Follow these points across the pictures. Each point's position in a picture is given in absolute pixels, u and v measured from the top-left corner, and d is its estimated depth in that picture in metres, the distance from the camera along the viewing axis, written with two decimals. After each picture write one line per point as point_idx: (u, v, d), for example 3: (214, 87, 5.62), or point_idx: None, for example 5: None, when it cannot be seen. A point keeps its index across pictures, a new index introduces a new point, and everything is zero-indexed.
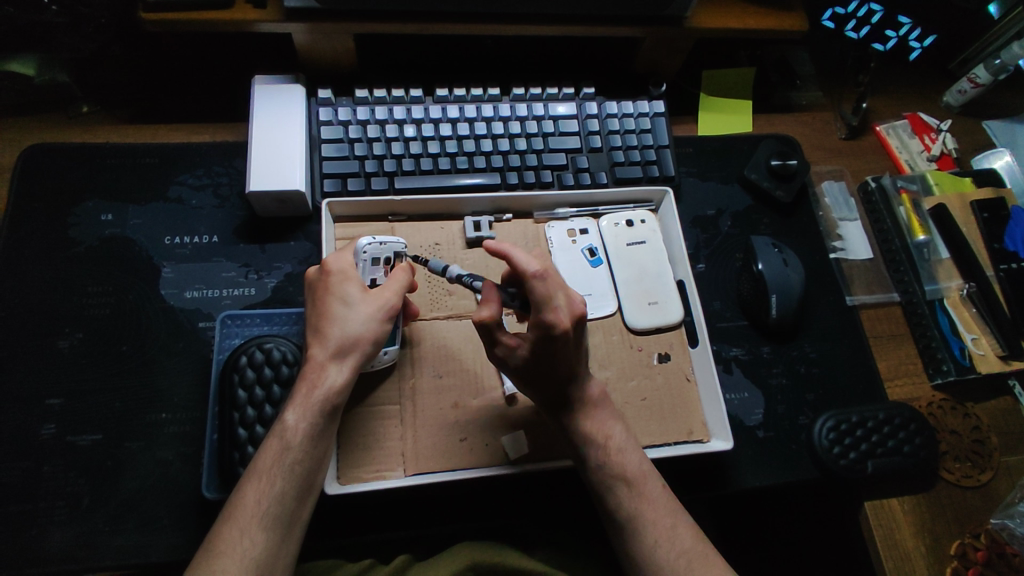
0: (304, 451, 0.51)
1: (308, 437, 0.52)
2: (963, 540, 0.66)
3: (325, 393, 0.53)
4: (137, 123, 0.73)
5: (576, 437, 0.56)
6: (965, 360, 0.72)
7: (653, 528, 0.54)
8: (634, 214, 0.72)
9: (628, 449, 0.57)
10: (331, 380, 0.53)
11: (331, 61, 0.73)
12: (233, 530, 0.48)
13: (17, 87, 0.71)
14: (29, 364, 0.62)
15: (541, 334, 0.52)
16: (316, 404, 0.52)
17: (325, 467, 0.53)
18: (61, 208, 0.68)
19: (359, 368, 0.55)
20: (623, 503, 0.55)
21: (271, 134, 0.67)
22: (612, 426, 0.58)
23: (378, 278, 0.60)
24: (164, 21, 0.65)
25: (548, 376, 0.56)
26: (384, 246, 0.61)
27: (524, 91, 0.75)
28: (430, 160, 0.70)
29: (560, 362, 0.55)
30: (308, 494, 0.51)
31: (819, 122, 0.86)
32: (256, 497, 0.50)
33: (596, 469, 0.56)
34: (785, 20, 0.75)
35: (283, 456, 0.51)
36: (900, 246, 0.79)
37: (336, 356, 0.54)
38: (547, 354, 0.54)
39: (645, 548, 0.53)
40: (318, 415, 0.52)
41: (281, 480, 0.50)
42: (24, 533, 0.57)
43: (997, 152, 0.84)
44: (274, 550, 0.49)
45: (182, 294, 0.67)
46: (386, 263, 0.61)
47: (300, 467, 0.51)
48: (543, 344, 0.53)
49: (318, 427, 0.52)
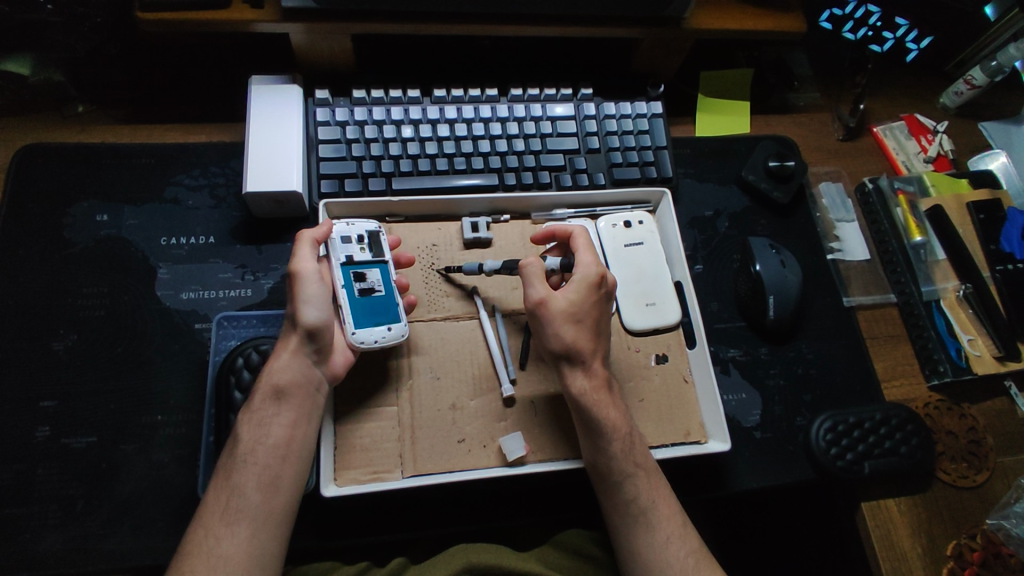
0: (254, 439, 0.53)
1: (256, 426, 0.54)
2: (959, 540, 0.66)
3: (266, 378, 0.55)
4: (132, 123, 0.72)
5: (594, 432, 0.56)
6: (962, 361, 0.73)
7: (666, 524, 0.56)
8: (632, 215, 0.72)
9: (638, 445, 0.58)
10: (272, 366, 0.56)
11: (328, 61, 0.73)
12: (199, 529, 0.50)
13: (13, 87, 0.70)
14: (24, 365, 0.62)
15: (587, 271, 0.59)
16: (263, 389, 0.55)
17: (296, 462, 0.54)
18: (56, 209, 0.68)
19: (297, 351, 0.56)
20: (641, 492, 0.56)
21: (267, 135, 0.67)
22: (620, 420, 0.58)
23: (353, 253, 0.61)
24: (160, 20, 0.64)
25: (585, 324, 0.58)
26: (353, 226, 0.62)
27: (522, 92, 0.75)
28: (427, 160, 0.70)
29: (593, 310, 0.59)
30: (273, 487, 0.52)
31: (816, 123, 0.86)
32: (215, 494, 0.52)
33: (618, 457, 0.56)
34: (782, 22, 0.75)
35: (234, 449, 0.53)
36: (897, 246, 0.79)
37: (281, 344, 0.57)
38: (585, 292, 0.58)
39: (660, 546, 0.55)
40: (262, 401, 0.55)
41: (237, 475, 0.52)
42: (18, 536, 0.56)
43: (993, 153, 0.85)
44: (244, 547, 0.49)
45: (178, 295, 0.67)
46: (359, 240, 0.62)
47: (258, 460, 0.52)
48: (585, 281, 0.59)
49: (265, 414, 0.54)
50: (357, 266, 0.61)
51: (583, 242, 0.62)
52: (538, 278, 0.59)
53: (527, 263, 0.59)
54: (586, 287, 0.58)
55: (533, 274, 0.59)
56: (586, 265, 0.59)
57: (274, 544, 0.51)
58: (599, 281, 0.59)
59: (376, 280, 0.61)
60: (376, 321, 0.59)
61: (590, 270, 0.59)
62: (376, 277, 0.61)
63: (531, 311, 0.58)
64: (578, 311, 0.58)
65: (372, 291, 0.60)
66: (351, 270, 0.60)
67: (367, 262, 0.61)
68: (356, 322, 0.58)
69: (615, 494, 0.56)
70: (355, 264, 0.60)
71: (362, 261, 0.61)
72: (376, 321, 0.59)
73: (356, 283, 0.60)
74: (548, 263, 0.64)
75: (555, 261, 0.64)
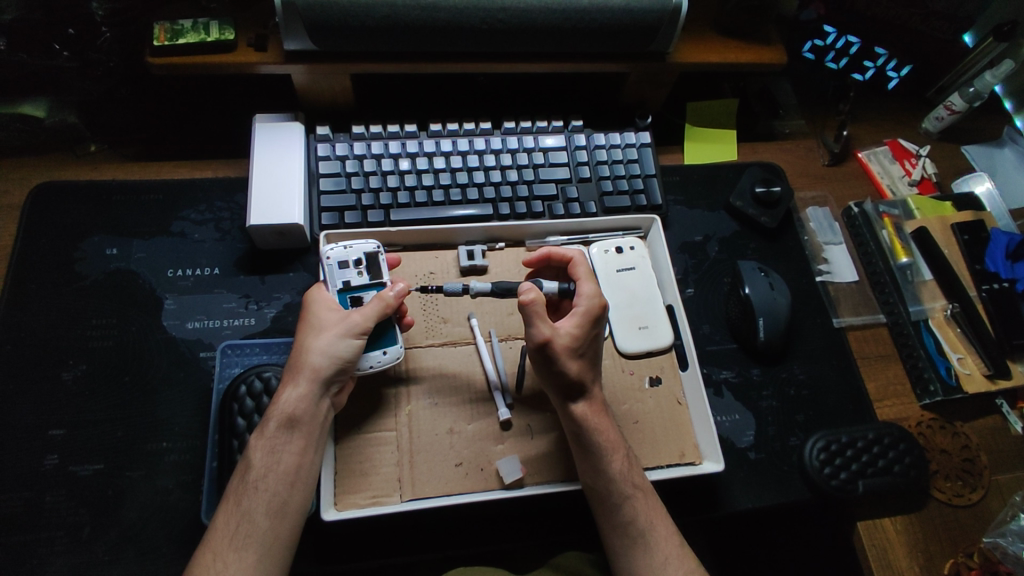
0: (266, 465, 0.54)
1: (267, 454, 0.55)
2: (957, 559, 0.67)
3: (280, 408, 0.56)
4: (141, 160, 0.76)
5: (595, 454, 0.58)
6: (952, 380, 0.74)
7: (664, 545, 0.56)
8: (623, 241, 0.74)
9: (634, 465, 0.59)
10: (286, 398, 0.56)
11: (329, 99, 0.76)
12: (207, 555, 0.51)
13: (28, 129, 0.74)
14: (35, 395, 0.64)
15: (594, 306, 0.60)
16: (275, 417, 0.56)
17: (301, 487, 0.55)
18: (69, 244, 0.70)
19: (315, 386, 0.57)
20: (640, 513, 0.57)
21: (271, 170, 0.70)
22: (616, 437, 0.59)
23: (350, 278, 0.63)
24: (168, 64, 0.68)
25: (585, 356, 0.59)
26: (351, 249, 0.64)
27: (515, 125, 0.78)
28: (424, 192, 0.72)
29: (592, 343, 0.60)
30: (283, 513, 0.53)
31: (802, 149, 0.89)
32: (224, 519, 0.53)
33: (616, 479, 0.57)
34: (763, 54, 0.79)
35: (247, 475, 0.54)
36: (884, 268, 0.81)
37: (294, 375, 0.57)
38: (592, 329, 0.60)
39: (658, 566, 0.55)
40: (274, 428, 0.55)
41: (247, 500, 0.53)
42: (26, 563, 0.58)
43: (977, 177, 0.87)
44: (250, 571, 0.51)
45: (184, 325, 0.69)
46: (356, 264, 0.64)
47: (265, 485, 0.54)
48: (593, 318, 0.60)
49: (277, 440, 0.55)
50: (354, 290, 0.63)
51: (583, 271, 0.64)
52: (541, 315, 0.57)
53: (530, 301, 0.56)
54: (591, 323, 0.59)
55: (536, 313, 0.56)
56: (588, 296, 0.60)
57: (279, 568, 0.52)
58: (602, 314, 0.60)
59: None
60: (373, 347, 0.61)
61: (593, 300, 0.60)
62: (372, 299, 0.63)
63: (536, 350, 0.57)
64: (581, 345, 0.59)
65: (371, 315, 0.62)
66: (348, 296, 0.63)
67: (364, 285, 0.63)
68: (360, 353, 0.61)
69: (615, 515, 0.57)
70: (351, 289, 0.63)
71: (359, 286, 0.63)
72: (374, 345, 0.61)
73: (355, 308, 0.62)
74: (547, 287, 0.65)
75: (554, 286, 0.65)
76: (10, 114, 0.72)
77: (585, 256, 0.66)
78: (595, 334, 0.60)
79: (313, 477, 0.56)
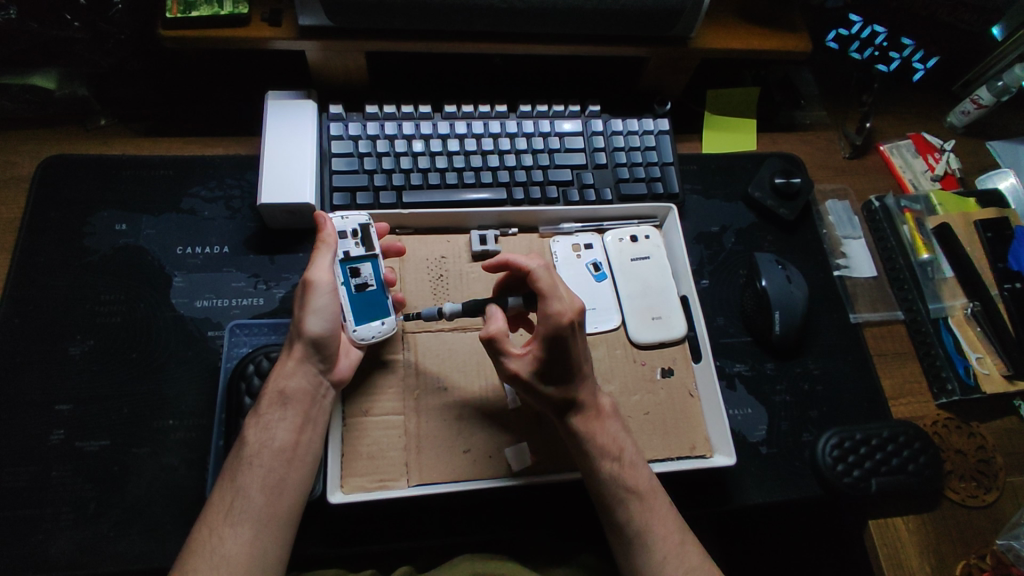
0: (260, 442, 0.55)
1: (262, 429, 0.56)
2: (968, 560, 0.65)
3: (275, 384, 0.57)
4: (152, 135, 0.75)
5: (592, 448, 0.57)
6: (970, 379, 0.72)
7: (662, 542, 0.55)
8: (638, 230, 0.73)
9: (637, 464, 0.58)
10: (280, 372, 0.58)
11: (343, 78, 0.75)
12: (203, 530, 0.51)
13: (38, 100, 0.73)
14: (41, 370, 0.63)
15: (550, 328, 0.54)
16: (269, 394, 0.57)
17: (299, 465, 0.55)
18: (78, 218, 0.70)
19: (303, 357, 0.58)
20: (635, 514, 0.56)
21: (283, 146, 0.69)
22: (623, 437, 0.59)
23: (348, 249, 0.62)
24: (181, 37, 0.67)
25: (560, 375, 0.56)
26: (347, 220, 0.63)
27: (531, 108, 0.76)
28: (437, 175, 0.71)
29: (564, 361, 0.56)
30: (278, 489, 0.53)
31: (823, 140, 0.87)
32: (220, 496, 0.53)
33: (610, 480, 0.56)
34: (787, 41, 0.77)
35: (240, 453, 0.55)
36: (904, 264, 0.79)
37: (288, 352, 0.59)
38: (554, 349, 0.55)
39: (656, 561, 0.55)
40: (269, 406, 0.57)
41: (242, 476, 0.53)
42: (30, 537, 0.58)
43: (1002, 173, 0.85)
44: (246, 548, 0.50)
45: (193, 303, 0.68)
46: (353, 235, 0.63)
47: (259, 462, 0.54)
48: (553, 339, 0.54)
49: (271, 418, 0.56)
50: (353, 261, 0.62)
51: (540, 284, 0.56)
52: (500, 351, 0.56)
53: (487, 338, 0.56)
54: (551, 343, 0.55)
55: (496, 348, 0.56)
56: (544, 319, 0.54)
57: (274, 546, 0.52)
58: (565, 334, 0.54)
59: (369, 275, 0.62)
60: (372, 317, 0.62)
61: (549, 324, 0.54)
62: (369, 271, 0.63)
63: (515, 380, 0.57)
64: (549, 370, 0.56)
65: (367, 286, 0.62)
66: (348, 267, 0.62)
67: (362, 256, 0.63)
68: (356, 319, 0.61)
69: (610, 514, 0.56)
70: (351, 260, 0.62)
71: (358, 256, 0.62)
72: (373, 316, 0.62)
73: (352, 280, 0.62)
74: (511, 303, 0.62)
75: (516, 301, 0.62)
76: (21, 86, 0.71)
77: (548, 268, 0.58)
78: (561, 350, 0.55)
79: (312, 459, 0.57)
